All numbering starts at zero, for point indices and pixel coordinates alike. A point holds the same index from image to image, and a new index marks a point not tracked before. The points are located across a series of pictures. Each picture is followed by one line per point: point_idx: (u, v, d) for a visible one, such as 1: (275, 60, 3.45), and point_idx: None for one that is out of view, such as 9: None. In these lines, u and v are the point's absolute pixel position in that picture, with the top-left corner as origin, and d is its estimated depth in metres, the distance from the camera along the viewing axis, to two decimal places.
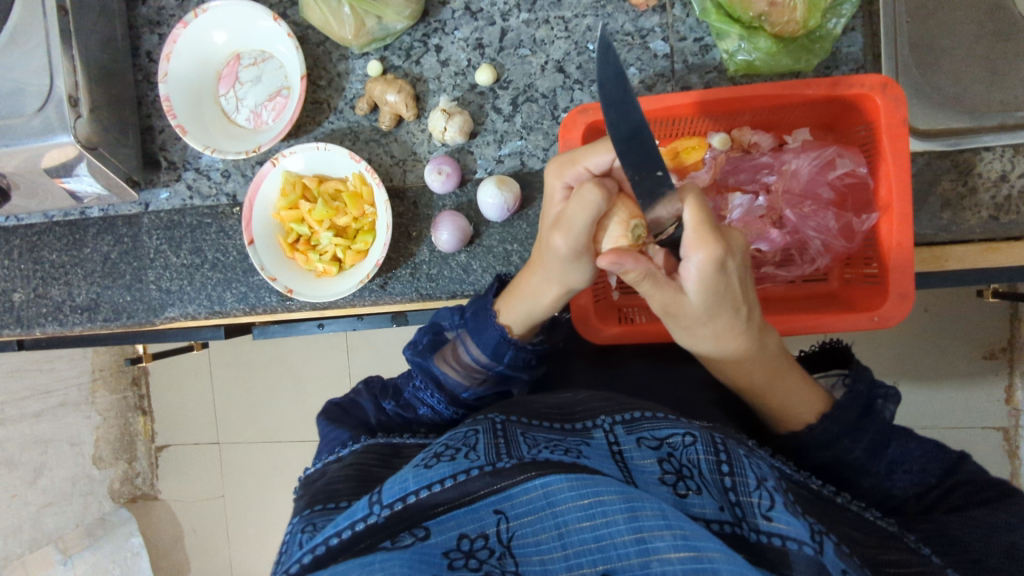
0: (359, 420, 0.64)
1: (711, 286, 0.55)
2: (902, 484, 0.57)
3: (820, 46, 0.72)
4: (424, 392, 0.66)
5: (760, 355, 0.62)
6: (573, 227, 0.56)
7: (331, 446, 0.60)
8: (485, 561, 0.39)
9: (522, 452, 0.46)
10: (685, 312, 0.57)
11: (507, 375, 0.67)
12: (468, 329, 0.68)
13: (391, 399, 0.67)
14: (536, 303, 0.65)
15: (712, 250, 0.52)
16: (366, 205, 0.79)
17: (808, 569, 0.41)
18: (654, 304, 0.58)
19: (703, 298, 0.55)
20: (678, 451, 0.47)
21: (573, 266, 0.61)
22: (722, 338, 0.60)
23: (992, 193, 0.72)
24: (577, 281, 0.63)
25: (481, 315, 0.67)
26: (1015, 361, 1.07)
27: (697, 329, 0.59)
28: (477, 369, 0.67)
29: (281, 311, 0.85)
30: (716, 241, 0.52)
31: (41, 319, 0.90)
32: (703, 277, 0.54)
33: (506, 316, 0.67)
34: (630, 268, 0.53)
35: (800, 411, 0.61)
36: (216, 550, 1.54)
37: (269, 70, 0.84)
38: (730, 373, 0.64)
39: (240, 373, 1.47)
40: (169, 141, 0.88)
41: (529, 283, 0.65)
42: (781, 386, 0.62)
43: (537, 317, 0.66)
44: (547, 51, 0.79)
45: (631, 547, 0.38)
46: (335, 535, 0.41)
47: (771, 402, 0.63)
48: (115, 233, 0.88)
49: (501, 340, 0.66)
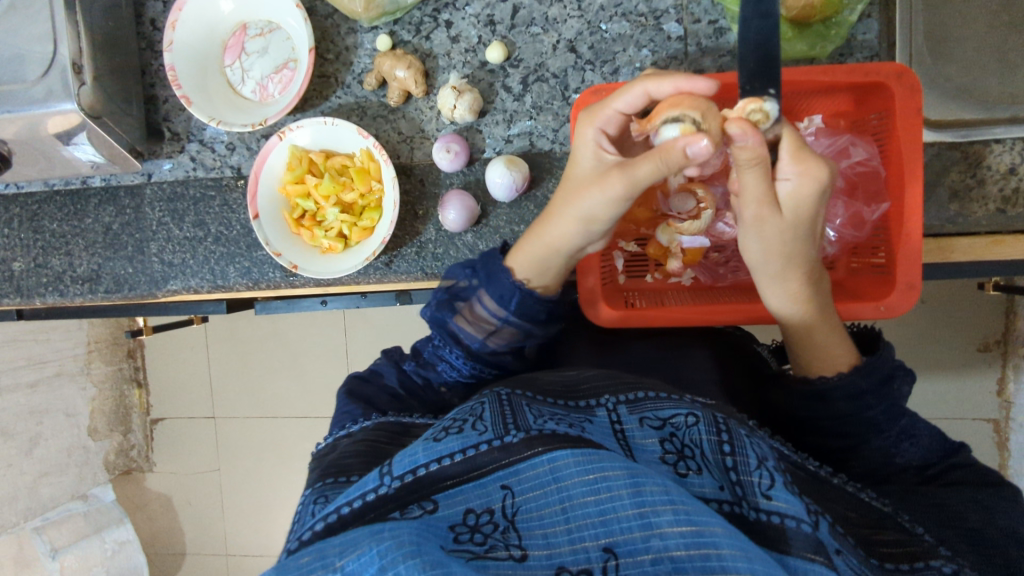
0: (381, 387, 0.66)
1: (804, 207, 0.58)
2: (907, 453, 0.57)
3: (835, 32, 0.71)
4: (444, 350, 0.66)
5: (817, 296, 0.63)
6: (667, 160, 0.53)
7: (343, 420, 0.61)
8: (490, 535, 0.39)
9: (529, 423, 0.46)
10: (768, 224, 0.59)
11: (523, 327, 0.64)
12: (481, 285, 0.64)
13: (412, 359, 0.69)
14: (548, 261, 0.64)
15: (815, 170, 0.56)
16: (373, 180, 0.78)
17: (806, 547, 0.40)
18: (743, 210, 0.59)
19: (783, 219, 0.58)
20: (681, 431, 0.48)
21: (597, 203, 0.60)
22: (790, 279, 0.62)
23: (1000, 185, 0.72)
24: (600, 216, 0.61)
25: (495, 272, 0.64)
26: (1009, 354, 1.09)
27: (774, 244, 0.60)
28: (496, 327, 0.64)
29: (285, 286, 0.84)
30: (819, 163, 0.56)
31: (41, 289, 0.89)
32: (800, 195, 0.57)
33: (521, 272, 0.65)
34: (745, 146, 0.52)
35: (839, 354, 0.62)
36: (212, 523, 1.55)
37: (276, 41, 0.82)
38: (783, 310, 0.65)
39: (238, 348, 1.46)
40: (173, 112, 0.87)
41: (545, 238, 0.64)
42: (827, 326, 0.63)
43: (548, 262, 0.65)
44: (559, 30, 0.78)
45: (634, 521, 0.38)
46: (347, 504, 0.41)
47: (814, 339, 0.64)
48: (118, 204, 0.87)
49: (520, 296, 0.63)
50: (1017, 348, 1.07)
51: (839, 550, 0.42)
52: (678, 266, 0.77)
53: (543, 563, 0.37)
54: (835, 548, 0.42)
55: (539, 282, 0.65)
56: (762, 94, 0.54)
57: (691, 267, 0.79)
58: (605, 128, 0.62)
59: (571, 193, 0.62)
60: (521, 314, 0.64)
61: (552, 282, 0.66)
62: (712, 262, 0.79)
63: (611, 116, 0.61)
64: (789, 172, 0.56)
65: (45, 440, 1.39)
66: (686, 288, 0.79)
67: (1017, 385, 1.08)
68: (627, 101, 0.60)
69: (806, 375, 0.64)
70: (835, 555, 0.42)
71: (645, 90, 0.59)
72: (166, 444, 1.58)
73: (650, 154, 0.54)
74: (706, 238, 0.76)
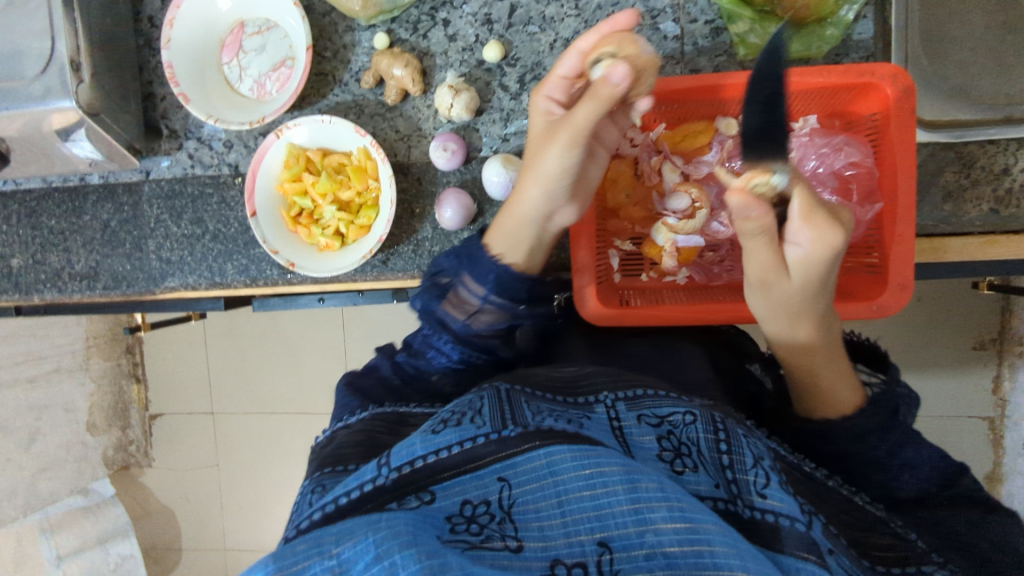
0: (376, 379, 0.66)
1: (815, 265, 0.55)
2: (908, 484, 0.56)
3: (831, 33, 0.71)
4: (432, 338, 0.65)
5: (826, 333, 0.61)
6: (600, 100, 0.56)
7: (343, 411, 0.62)
8: (486, 525, 0.39)
9: (527, 419, 0.47)
10: (776, 286, 0.58)
11: (505, 305, 0.63)
12: (464, 269, 0.64)
13: (404, 351, 0.68)
14: (517, 230, 0.64)
15: (826, 236, 0.54)
16: (370, 179, 0.79)
17: (799, 545, 0.40)
18: (749, 267, 0.58)
19: (794, 279, 0.57)
20: (679, 429, 0.48)
21: (549, 161, 0.60)
22: (798, 323, 0.60)
23: (994, 185, 0.73)
24: (555, 173, 0.61)
25: (475, 253, 0.64)
26: (1003, 353, 1.09)
27: (779, 301, 0.59)
28: (478, 308, 0.63)
29: (282, 284, 0.85)
30: (831, 227, 0.53)
31: (39, 285, 0.89)
32: (810, 259, 0.55)
33: (495, 247, 0.64)
34: (754, 216, 0.50)
35: (843, 401, 0.60)
36: (210, 518, 1.56)
37: (274, 39, 0.83)
38: (788, 346, 0.63)
39: (236, 344, 1.47)
40: (170, 110, 0.87)
41: (515, 210, 0.64)
42: (833, 370, 0.61)
43: (519, 233, 0.64)
44: (557, 29, 0.78)
45: (629, 517, 0.38)
46: (344, 495, 0.41)
47: (819, 382, 0.61)
48: (116, 201, 0.88)
49: (499, 274, 0.62)
50: (1012, 346, 1.07)
51: (831, 551, 0.43)
52: (672, 264, 0.76)
53: (538, 556, 0.37)
54: (828, 548, 0.43)
55: (512, 258, 0.64)
56: (767, 167, 0.46)
57: (687, 266, 0.79)
58: (554, 95, 0.65)
59: (531, 158, 0.63)
60: (501, 293, 0.63)
61: (530, 252, 0.65)
62: (708, 262, 0.80)
63: (558, 83, 0.64)
64: (799, 234, 0.54)
65: None
66: (682, 287, 0.79)
67: (1012, 383, 1.08)
68: (568, 65, 0.63)
69: (807, 416, 0.63)
70: (827, 555, 0.42)
71: (578, 49, 0.62)
72: (165, 439, 1.58)
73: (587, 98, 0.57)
74: (702, 237, 0.75)
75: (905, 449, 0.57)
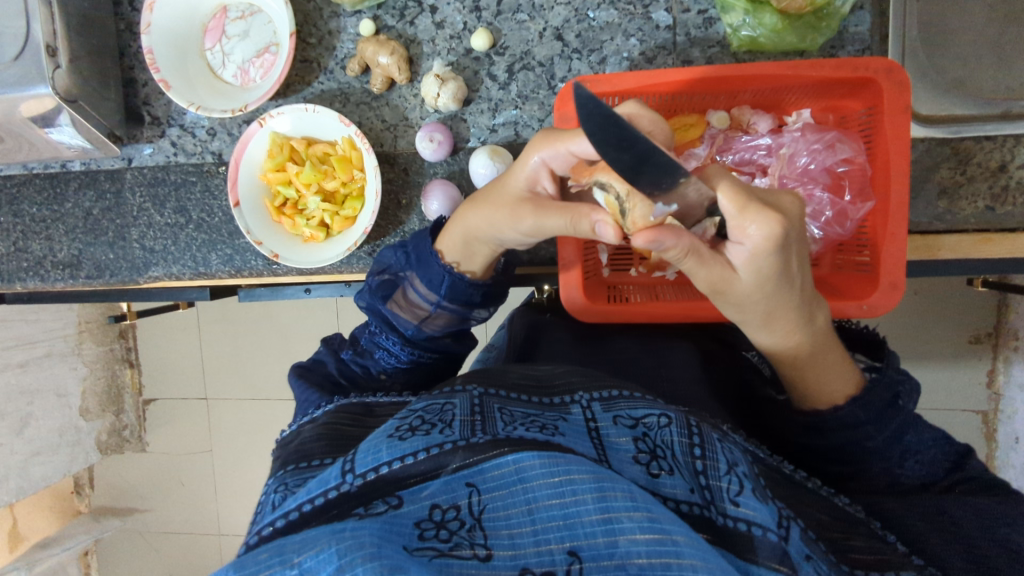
0: (323, 375, 0.65)
1: (767, 269, 0.49)
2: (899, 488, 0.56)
3: (826, 24, 0.69)
4: (380, 336, 0.67)
5: (811, 333, 0.58)
6: (576, 225, 0.53)
7: (304, 407, 0.60)
8: (455, 532, 0.38)
9: (497, 429, 0.46)
10: (731, 294, 0.53)
11: (454, 311, 0.66)
12: (413, 270, 0.67)
13: (350, 349, 0.68)
14: (470, 247, 0.64)
15: (770, 233, 0.46)
16: (355, 170, 0.77)
17: (770, 555, 0.40)
18: (697, 281, 0.52)
19: (750, 286, 0.51)
20: (653, 432, 0.48)
21: (508, 229, 0.59)
22: (777, 331, 0.58)
23: (990, 182, 0.71)
24: (513, 236, 0.60)
25: (424, 257, 0.66)
26: (999, 347, 1.08)
27: (748, 307, 0.55)
28: (430, 312, 0.67)
29: (267, 275, 0.83)
30: (774, 222, 0.46)
31: (22, 273, 0.88)
32: (756, 263, 0.49)
33: (449, 255, 0.65)
34: (670, 246, 0.47)
35: (833, 390, 0.59)
36: (204, 503, 1.56)
37: (257, 24, 0.81)
38: (772, 346, 0.60)
39: (228, 331, 1.46)
40: (152, 96, 0.85)
41: (469, 232, 0.62)
42: (823, 361, 0.59)
43: (477, 255, 0.64)
44: (546, 17, 0.76)
45: (597, 526, 0.37)
46: (308, 501, 0.41)
47: (805, 377, 0.60)
48: (98, 188, 0.86)
49: (451, 281, 0.65)
50: (1007, 340, 1.06)
51: (807, 557, 0.43)
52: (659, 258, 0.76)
53: (507, 564, 0.36)
54: (804, 554, 0.43)
55: (468, 267, 0.65)
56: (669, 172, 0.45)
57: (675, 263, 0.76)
58: (554, 162, 0.58)
59: (493, 207, 0.60)
60: (453, 299, 0.65)
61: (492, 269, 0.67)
62: None
63: (560, 155, 0.57)
64: (744, 234, 0.47)
65: (36, 420, 1.38)
66: (671, 282, 0.77)
67: (1006, 377, 1.07)
68: (581, 147, 0.55)
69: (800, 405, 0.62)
70: (801, 562, 0.42)
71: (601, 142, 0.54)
72: (157, 425, 1.58)
73: (562, 212, 0.54)
74: None
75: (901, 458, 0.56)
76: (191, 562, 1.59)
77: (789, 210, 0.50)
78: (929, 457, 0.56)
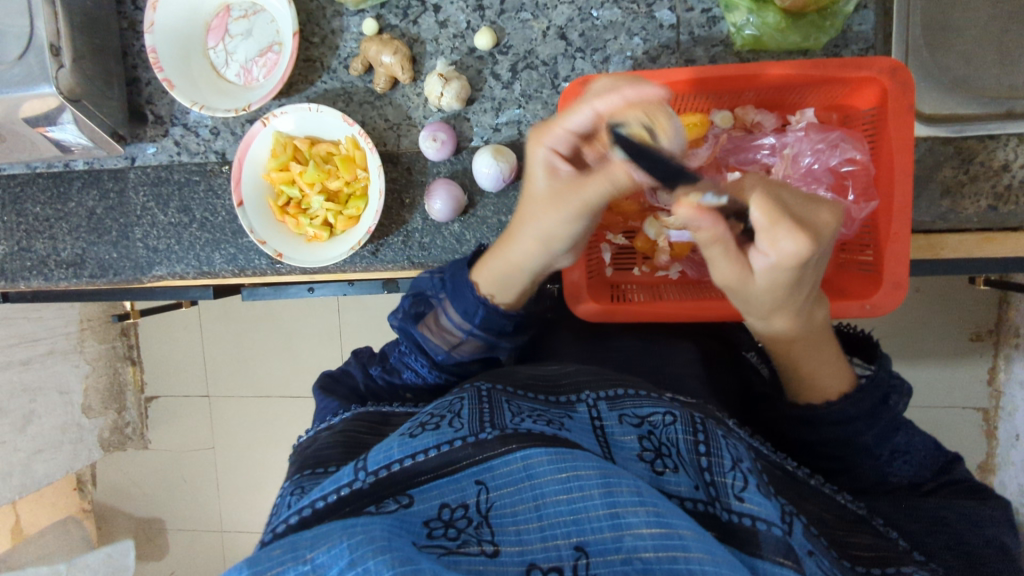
0: (350, 388, 0.66)
1: (787, 278, 0.52)
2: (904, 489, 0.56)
3: (830, 23, 0.69)
4: (409, 357, 0.65)
5: (811, 326, 0.58)
6: (613, 178, 0.55)
7: (324, 414, 0.62)
8: (463, 530, 0.39)
9: (505, 422, 0.46)
10: (743, 292, 0.55)
11: (488, 339, 0.64)
12: (447, 297, 0.65)
13: (378, 364, 0.68)
14: (508, 276, 0.63)
15: (796, 252, 0.49)
16: (358, 169, 0.77)
17: (776, 551, 0.40)
18: (714, 274, 0.55)
19: (761, 289, 0.54)
20: (658, 430, 0.48)
21: (561, 229, 0.60)
22: (777, 316, 0.57)
23: (993, 181, 0.71)
24: (561, 234, 0.60)
25: (459, 285, 0.64)
26: (1000, 344, 1.08)
27: (753, 303, 0.56)
28: (461, 339, 0.64)
29: (271, 274, 0.83)
30: (804, 239, 0.48)
31: (26, 273, 0.88)
32: (777, 271, 0.51)
33: (485, 287, 0.64)
34: (702, 228, 0.50)
35: (827, 387, 0.59)
36: (206, 500, 1.56)
37: (260, 23, 0.81)
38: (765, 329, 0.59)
39: (230, 329, 1.46)
40: (156, 95, 0.85)
41: (508, 256, 0.63)
42: (820, 358, 0.59)
43: (512, 278, 0.63)
44: (549, 16, 0.76)
45: (605, 521, 0.38)
46: (321, 498, 0.41)
47: (796, 362, 0.60)
48: (101, 187, 0.86)
49: (484, 311, 0.63)
50: (1008, 338, 1.07)
51: (811, 552, 0.43)
52: (665, 258, 0.77)
53: (514, 560, 0.37)
54: (807, 549, 0.43)
55: (502, 299, 0.64)
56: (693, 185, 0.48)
57: (679, 261, 0.78)
58: (556, 147, 0.59)
59: (533, 219, 0.61)
60: (486, 327, 0.64)
61: (522, 296, 0.66)
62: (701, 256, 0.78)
63: (562, 136, 0.58)
64: (772, 247, 0.49)
65: (38, 417, 1.38)
66: (673, 282, 0.78)
67: (1007, 375, 1.07)
68: (578, 122, 0.56)
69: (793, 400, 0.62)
70: (805, 558, 0.42)
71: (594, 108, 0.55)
72: (159, 422, 1.58)
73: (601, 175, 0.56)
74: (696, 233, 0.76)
75: (905, 458, 0.56)
76: (193, 559, 1.59)
77: (826, 225, 0.52)
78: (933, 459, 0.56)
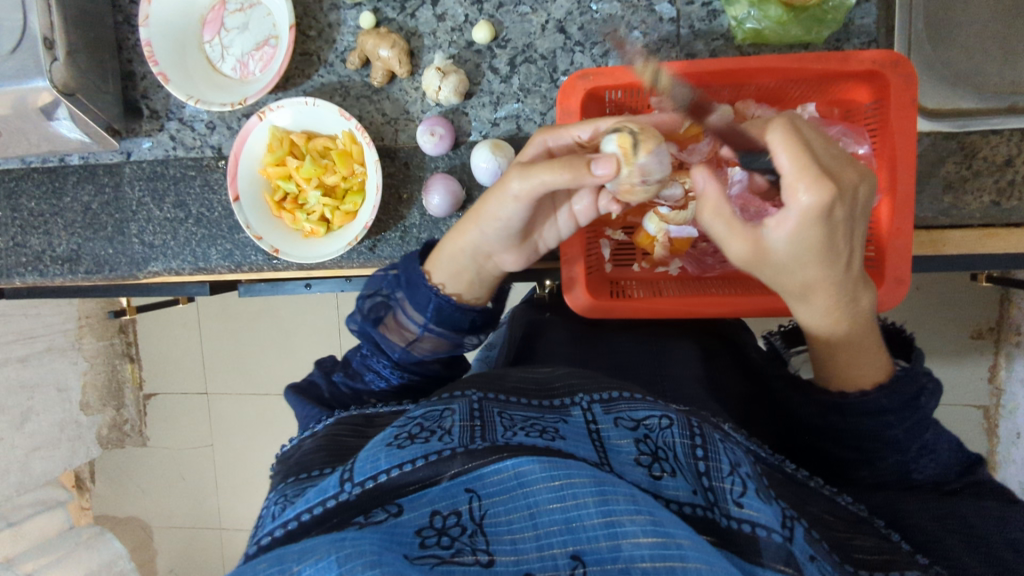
0: (315, 396, 0.63)
1: (810, 239, 0.52)
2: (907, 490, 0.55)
3: (832, 16, 0.68)
4: (370, 359, 0.65)
5: (854, 313, 0.57)
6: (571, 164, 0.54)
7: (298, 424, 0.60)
8: (456, 538, 0.38)
9: (496, 436, 0.45)
10: (768, 263, 0.56)
11: (444, 334, 0.64)
12: (403, 293, 0.65)
13: (340, 370, 0.66)
14: (458, 266, 0.64)
15: (822, 197, 0.49)
16: (355, 163, 0.77)
17: (776, 558, 0.39)
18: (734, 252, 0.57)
19: (783, 257, 0.54)
20: (654, 433, 0.47)
21: (496, 204, 0.60)
22: (813, 293, 0.57)
23: (996, 176, 0.71)
24: (510, 218, 0.60)
25: (414, 279, 0.65)
26: (1001, 342, 1.08)
27: (784, 273, 0.56)
28: (417, 336, 0.64)
29: (267, 270, 0.83)
30: (829, 187, 0.49)
31: (21, 268, 0.88)
32: (799, 230, 0.51)
33: (437, 277, 0.65)
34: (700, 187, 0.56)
35: (863, 375, 0.58)
36: (205, 496, 1.56)
37: (256, 17, 0.80)
38: (809, 322, 0.60)
39: (228, 326, 1.46)
40: (151, 89, 0.84)
41: (453, 237, 0.64)
42: (860, 348, 0.58)
43: (460, 266, 0.64)
44: (548, 9, 0.75)
45: (600, 530, 0.37)
46: (307, 511, 0.41)
47: (836, 355, 0.59)
48: (96, 182, 0.86)
49: (438, 304, 0.63)
50: (1010, 335, 1.06)
51: (812, 557, 0.43)
52: (662, 254, 0.76)
53: (510, 570, 0.36)
54: (809, 554, 0.42)
55: (454, 289, 0.65)
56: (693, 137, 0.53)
57: (679, 257, 0.77)
58: (554, 143, 0.62)
59: (483, 201, 0.62)
60: (441, 323, 0.64)
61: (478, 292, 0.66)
62: (702, 252, 0.77)
63: (566, 139, 0.61)
64: (794, 197, 0.50)
65: (36, 415, 1.38)
66: (673, 278, 0.77)
67: (1009, 372, 1.07)
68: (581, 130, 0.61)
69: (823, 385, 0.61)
70: (806, 562, 0.41)
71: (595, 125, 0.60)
72: (157, 419, 1.57)
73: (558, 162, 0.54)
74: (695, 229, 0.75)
75: (908, 458, 0.55)
76: (192, 555, 1.59)
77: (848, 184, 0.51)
78: (936, 458, 0.55)
